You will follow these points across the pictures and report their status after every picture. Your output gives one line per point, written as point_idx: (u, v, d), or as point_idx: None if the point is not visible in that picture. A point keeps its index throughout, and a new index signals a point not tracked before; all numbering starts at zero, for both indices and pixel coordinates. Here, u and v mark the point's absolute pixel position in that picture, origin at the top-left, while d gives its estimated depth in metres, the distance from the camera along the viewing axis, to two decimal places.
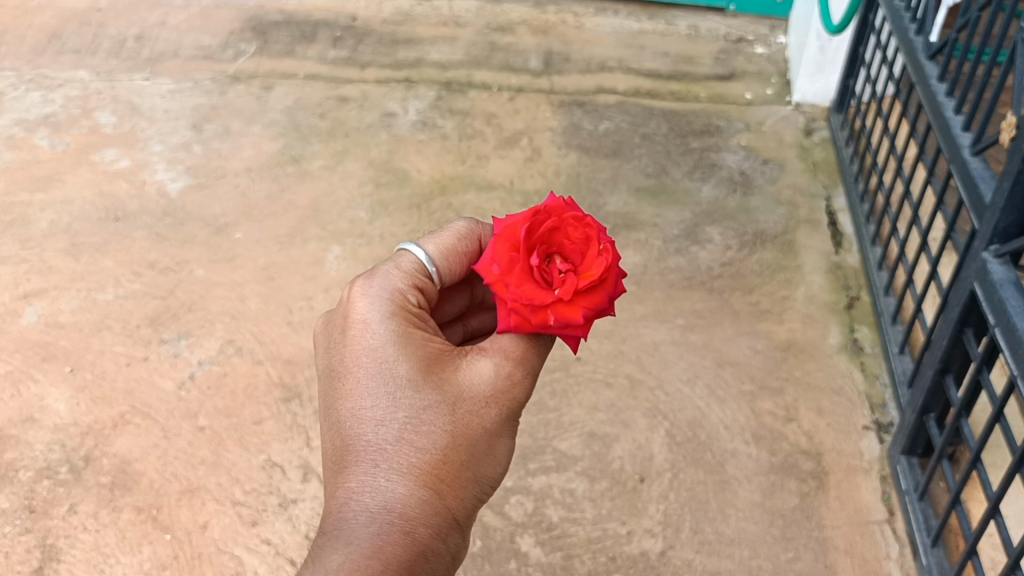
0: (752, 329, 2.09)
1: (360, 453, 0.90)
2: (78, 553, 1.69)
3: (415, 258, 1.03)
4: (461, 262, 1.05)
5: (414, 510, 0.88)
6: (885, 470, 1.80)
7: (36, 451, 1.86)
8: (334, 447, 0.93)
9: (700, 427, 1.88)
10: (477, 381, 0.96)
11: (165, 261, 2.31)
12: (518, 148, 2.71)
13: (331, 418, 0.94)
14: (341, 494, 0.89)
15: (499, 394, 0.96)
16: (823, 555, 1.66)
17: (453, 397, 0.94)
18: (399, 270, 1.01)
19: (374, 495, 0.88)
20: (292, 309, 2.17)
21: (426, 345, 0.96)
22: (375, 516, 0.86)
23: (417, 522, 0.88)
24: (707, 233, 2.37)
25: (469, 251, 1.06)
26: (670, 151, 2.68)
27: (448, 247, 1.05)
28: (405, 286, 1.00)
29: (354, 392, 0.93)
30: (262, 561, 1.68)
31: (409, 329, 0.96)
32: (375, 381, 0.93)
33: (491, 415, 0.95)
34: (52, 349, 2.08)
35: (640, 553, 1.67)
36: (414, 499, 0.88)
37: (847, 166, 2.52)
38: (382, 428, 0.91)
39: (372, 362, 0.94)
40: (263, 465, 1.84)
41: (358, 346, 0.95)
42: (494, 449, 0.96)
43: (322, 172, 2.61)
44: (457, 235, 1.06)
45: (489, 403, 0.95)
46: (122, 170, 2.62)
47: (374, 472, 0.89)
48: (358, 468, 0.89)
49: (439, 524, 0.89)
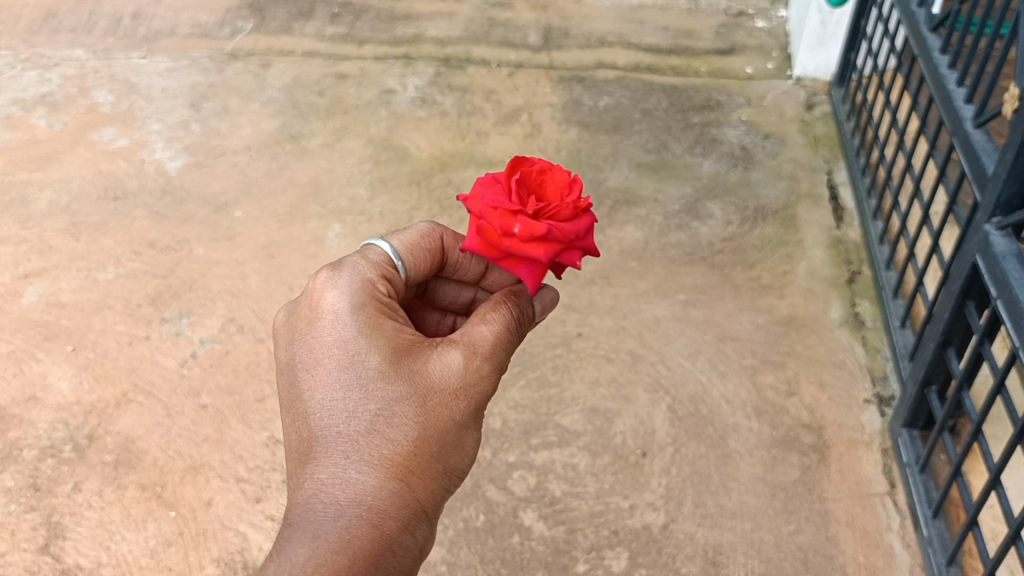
0: (753, 304, 2.09)
1: (328, 444, 0.91)
2: (84, 530, 1.70)
3: (382, 252, 1.06)
4: (425, 257, 1.09)
5: (383, 502, 0.90)
6: (885, 443, 1.81)
7: (40, 430, 1.87)
8: (300, 438, 0.94)
9: (702, 402, 1.88)
10: (446, 374, 0.96)
11: (165, 240, 2.31)
12: (518, 124, 2.69)
13: (297, 409, 0.95)
14: (308, 486, 0.90)
15: (468, 387, 0.97)
16: (824, 528, 1.66)
17: (424, 388, 0.95)
18: (368, 263, 1.03)
19: (342, 488, 0.89)
20: (293, 286, 2.17)
21: (398, 336, 0.97)
22: (344, 509, 0.88)
23: (386, 515, 0.89)
24: (708, 208, 2.37)
25: (432, 248, 1.10)
26: (670, 126, 2.67)
27: (413, 243, 1.08)
28: (373, 276, 1.02)
29: (322, 382, 0.94)
30: (267, 537, 1.69)
31: (378, 320, 0.97)
32: (344, 372, 0.94)
33: (459, 407, 0.96)
34: (53, 329, 2.08)
35: (643, 527, 1.68)
36: (383, 491, 0.90)
37: (848, 141, 2.51)
38: (351, 420, 0.92)
39: (342, 353, 0.94)
40: (266, 442, 1.84)
41: (327, 337, 0.96)
42: (462, 441, 0.98)
43: (321, 150, 2.60)
44: (419, 233, 1.10)
45: (458, 396, 0.96)
46: (121, 149, 2.61)
47: (344, 464, 0.90)
48: (327, 459, 0.91)
49: (407, 517, 0.91)
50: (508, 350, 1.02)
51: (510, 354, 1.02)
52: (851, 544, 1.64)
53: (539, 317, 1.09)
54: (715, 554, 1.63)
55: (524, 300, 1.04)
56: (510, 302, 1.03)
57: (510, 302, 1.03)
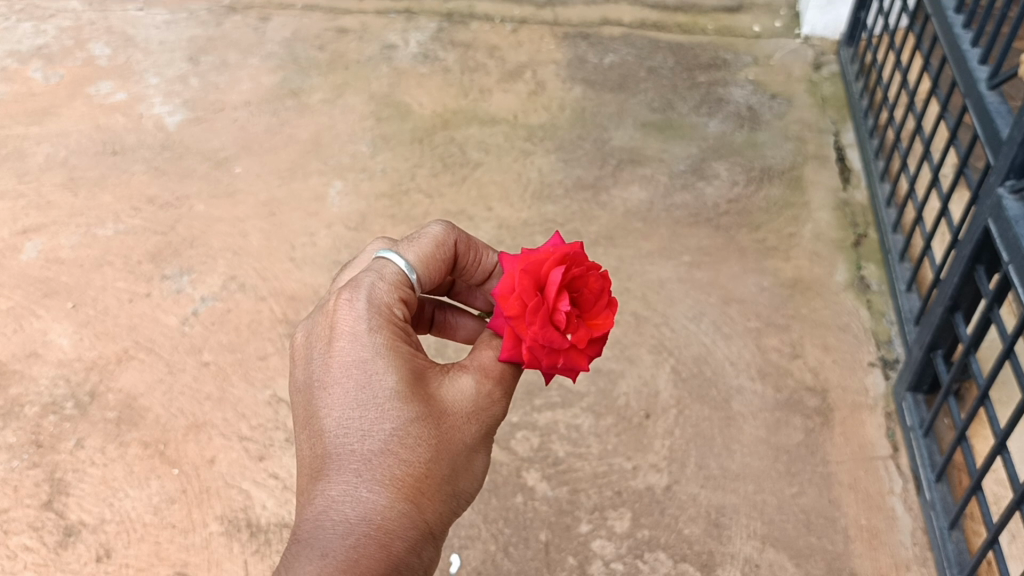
0: (758, 266, 2.08)
1: (341, 462, 0.88)
2: (86, 487, 1.70)
3: (397, 268, 1.02)
4: (438, 267, 1.06)
5: (393, 522, 0.85)
6: (890, 406, 1.80)
7: (41, 386, 1.86)
8: (313, 456, 0.90)
9: (706, 363, 1.88)
10: (459, 398, 0.95)
11: (165, 196, 2.28)
12: (521, 81, 2.65)
13: (312, 427, 0.92)
14: (319, 503, 0.86)
15: (480, 411, 0.96)
16: (827, 490, 1.66)
17: (437, 411, 0.92)
18: (383, 279, 1.00)
19: (353, 507, 0.85)
20: (294, 245, 2.15)
21: (413, 359, 0.95)
22: (353, 527, 0.84)
23: (394, 535, 0.85)
24: (714, 169, 2.35)
25: (444, 257, 1.07)
26: (676, 85, 2.63)
27: (427, 255, 1.05)
28: (391, 298, 0.99)
29: (338, 400, 0.91)
30: (270, 495, 1.69)
31: (395, 341, 0.94)
32: (360, 391, 0.91)
33: (470, 431, 0.94)
34: (53, 285, 2.06)
35: (646, 488, 1.68)
36: (393, 512, 0.86)
37: (856, 101, 2.48)
38: (366, 439, 0.89)
39: (359, 373, 0.92)
40: (268, 400, 1.83)
41: (345, 356, 0.93)
42: (471, 465, 0.95)
43: (322, 106, 2.56)
44: (433, 242, 1.06)
45: (470, 419, 0.95)
46: (118, 103, 2.57)
47: (355, 483, 0.86)
48: (338, 477, 0.87)
49: (415, 538, 0.86)
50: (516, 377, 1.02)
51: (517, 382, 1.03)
52: (854, 507, 1.64)
53: None
54: (718, 516, 1.64)
55: None
56: None
57: None
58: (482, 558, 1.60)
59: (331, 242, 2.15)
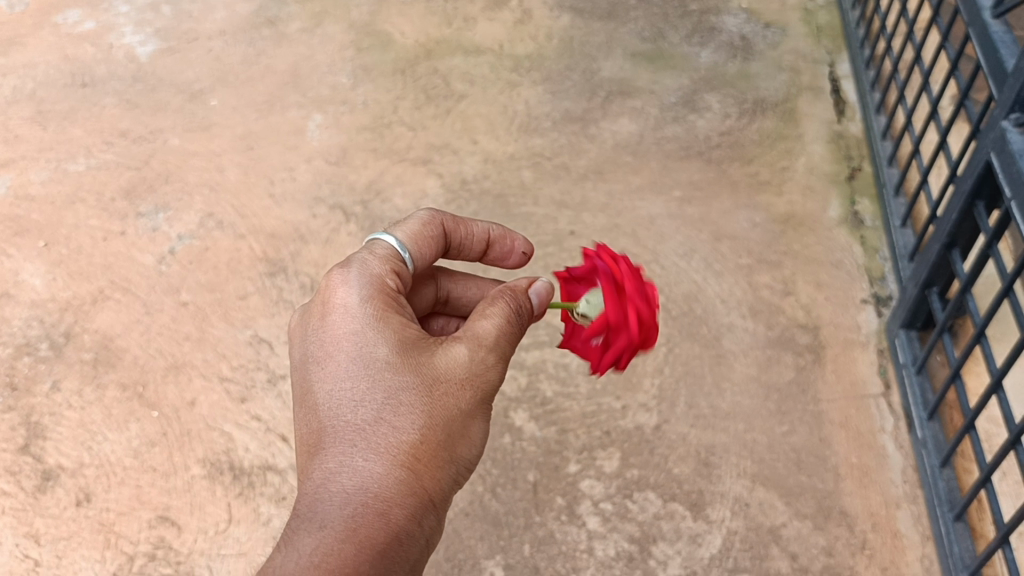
0: (750, 201, 2.03)
1: (336, 434, 0.86)
2: (64, 430, 1.66)
3: (388, 246, 1.01)
4: (428, 244, 1.05)
5: (390, 490, 0.83)
6: (882, 343, 1.78)
7: (15, 327, 1.81)
8: (310, 429, 0.88)
9: (696, 301, 1.84)
10: (451, 365, 0.89)
11: (138, 130, 2.20)
12: (507, 8, 2.55)
13: (308, 401, 0.90)
14: (317, 476, 0.84)
15: (474, 377, 0.90)
16: (818, 429, 1.65)
17: (430, 377, 0.88)
18: (374, 256, 0.98)
19: (350, 477, 0.83)
20: (273, 180, 2.08)
21: (404, 329, 0.91)
22: (350, 497, 0.82)
23: (392, 503, 0.83)
24: (706, 100, 2.28)
25: (434, 235, 1.07)
26: (668, 13, 2.54)
27: (417, 233, 1.05)
28: (382, 270, 0.97)
29: (331, 373, 0.89)
30: (252, 437, 1.65)
31: (386, 312, 0.92)
32: (353, 363, 0.89)
33: (466, 397, 0.89)
34: (24, 223, 1.99)
35: (635, 428, 1.66)
36: (390, 479, 0.83)
37: (853, 30, 2.40)
38: (359, 409, 0.86)
39: (351, 345, 0.90)
40: (250, 340, 1.79)
41: (337, 330, 0.91)
42: (468, 431, 0.90)
43: (300, 35, 2.46)
44: (420, 222, 1.06)
45: (464, 385, 0.89)
46: (87, 32, 2.47)
47: (351, 453, 0.84)
48: (334, 449, 0.85)
49: (414, 505, 0.84)
50: (513, 342, 0.95)
51: (513, 344, 0.95)
52: (845, 445, 1.62)
53: (543, 305, 1.00)
54: (708, 455, 1.62)
55: (523, 295, 0.96)
56: (509, 294, 0.95)
57: (507, 293, 0.96)
58: (470, 499, 1.58)
59: (311, 177, 2.09)
